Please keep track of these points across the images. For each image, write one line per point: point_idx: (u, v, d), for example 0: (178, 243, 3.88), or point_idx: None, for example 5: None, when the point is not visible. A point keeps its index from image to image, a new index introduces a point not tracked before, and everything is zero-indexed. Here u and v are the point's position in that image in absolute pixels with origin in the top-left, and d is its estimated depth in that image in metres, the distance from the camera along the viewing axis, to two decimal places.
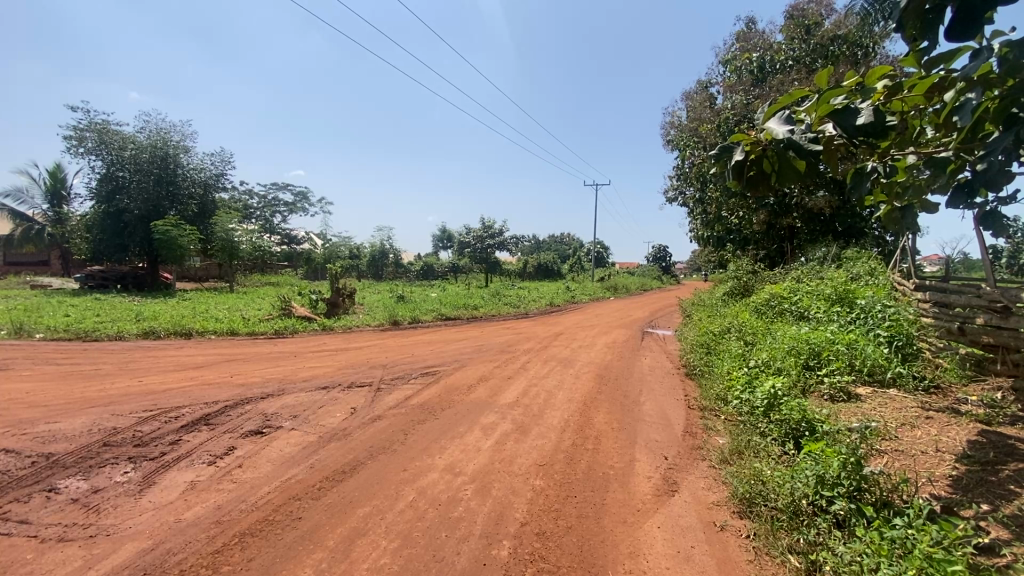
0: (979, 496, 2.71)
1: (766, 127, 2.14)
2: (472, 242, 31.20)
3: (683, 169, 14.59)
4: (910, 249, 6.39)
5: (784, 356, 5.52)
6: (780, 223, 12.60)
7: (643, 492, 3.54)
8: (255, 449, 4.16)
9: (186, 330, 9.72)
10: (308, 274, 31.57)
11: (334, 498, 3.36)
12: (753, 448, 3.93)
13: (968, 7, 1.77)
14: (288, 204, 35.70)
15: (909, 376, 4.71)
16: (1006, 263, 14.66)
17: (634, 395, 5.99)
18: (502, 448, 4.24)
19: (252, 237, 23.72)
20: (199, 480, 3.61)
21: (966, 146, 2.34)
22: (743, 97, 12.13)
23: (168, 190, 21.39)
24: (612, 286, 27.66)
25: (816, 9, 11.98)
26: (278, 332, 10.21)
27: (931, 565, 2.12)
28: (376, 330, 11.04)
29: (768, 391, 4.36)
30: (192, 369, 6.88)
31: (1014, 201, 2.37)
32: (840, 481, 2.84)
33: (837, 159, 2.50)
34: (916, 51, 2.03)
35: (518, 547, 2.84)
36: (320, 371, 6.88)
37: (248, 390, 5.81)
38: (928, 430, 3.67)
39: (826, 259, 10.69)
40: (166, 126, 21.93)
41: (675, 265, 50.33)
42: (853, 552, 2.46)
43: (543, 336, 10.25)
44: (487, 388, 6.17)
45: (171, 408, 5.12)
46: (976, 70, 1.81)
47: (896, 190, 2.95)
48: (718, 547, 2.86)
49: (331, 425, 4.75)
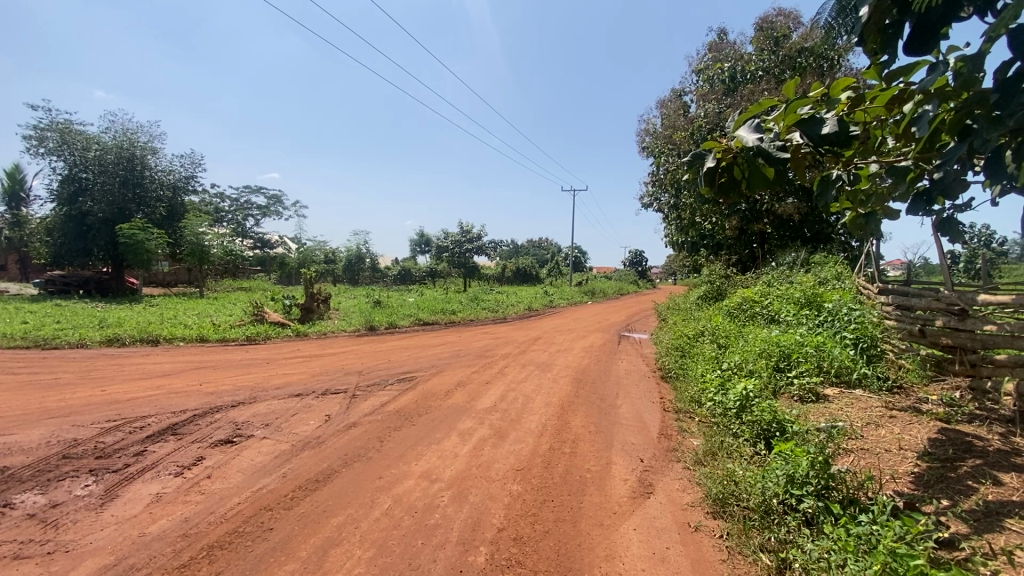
0: (940, 492, 2.81)
1: (736, 135, 2.22)
2: (450, 246, 31.07)
3: (658, 175, 14.81)
4: (873, 254, 6.60)
5: (756, 358, 5.66)
6: (752, 229, 12.95)
7: (619, 494, 3.57)
8: (225, 459, 4.05)
9: (154, 337, 9.42)
10: (281, 279, 30.85)
11: (307, 508, 3.28)
12: (725, 449, 4.01)
13: (926, 23, 1.86)
14: (262, 207, 35.01)
15: (873, 377, 4.91)
16: (966, 268, 15.36)
17: (611, 399, 6.03)
18: (480, 453, 4.23)
19: (224, 241, 23.05)
20: (164, 493, 3.49)
21: (925, 156, 2.45)
22: (715, 105, 12.39)
23: (135, 192, 20.72)
24: (589, 290, 28.00)
25: (784, 22, 12.42)
26: (249, 339, 9.96)
27: (895, 560, 2.19)
28: (351, 335, 10.91)
29: (740, 392, 4.47)
30: (159, 377, 6.67)
31: (969, 209, 2.48)
32: (808, 480, 2.94)
33: (804, 167, 2.57)
34: (877, 64, 2.12)
35: (495, 553, 2.82)
36: (293, 378, 6.73)
37: (218, 398, 5.65)
38: (892, 429, 3.81)
39: (795, 264, 11.03)
40: (133, 127, 21.37)
41: (650, 270, 51.28)
42: (821, 549, 2.52)
43: (521, 341, 10.27)
44: (464, 393, 6.14)
45: (137, 418, 4.93)
46: (934, 82, 1.89)
47: (860, 198, 3.05)
48: (692, 547, 2.90)
49: (304, 433, 4.64)
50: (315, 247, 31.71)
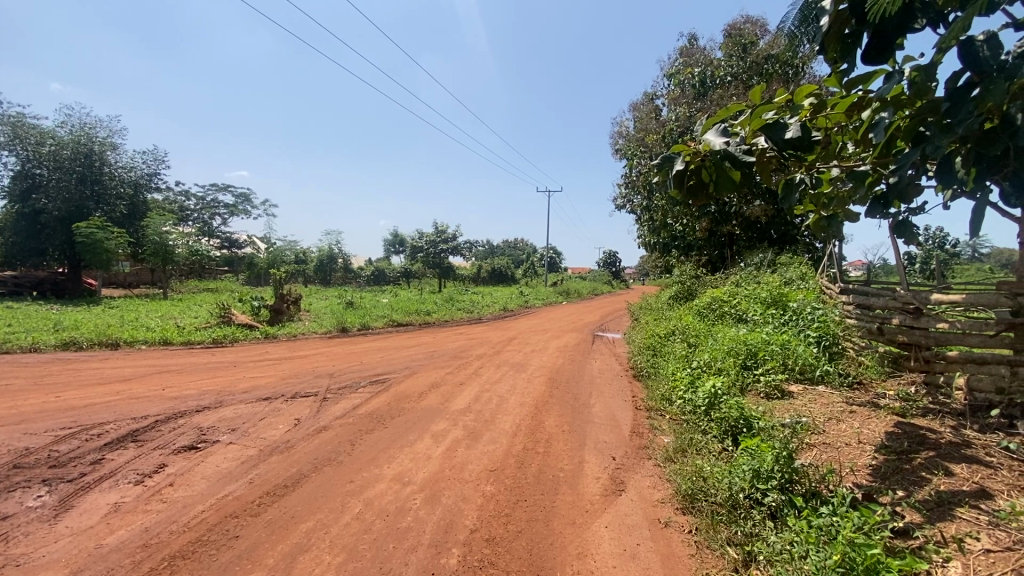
0: (896, 483, 2.93)
1: (703, 138, 2.26)
2: (425, 247, 30.72)
3: (631, 177, 15.02)
4: (835, 255, 6.84)
5: (725, 357, 5.80)
6: (721, 230, 13.27)
7: (592, 493, 3.59)
8: (188, 466, 3.92)
9: (113, 340, 9.05)
10: (249, 280, 30.01)
11: (274, 514, 3.21)
12: (695, 446, 4.10)
13: (882, 34, 1.94)
14: (229, 206, 34.02)
15: (835, 374, 5.10)
16: (921, 269, 16.05)
17: (584, 398, 6.10)
18: (453, 455, 4.20)
19: (190, 241, 22.29)
20: (124, 502, 3.35)
21: (881, 161, 2.56)
22: (686, 109, 12.66)
23: (93, 190, 19.85)
24: (563, 290, 28.23)
25: (751, 29, 12.77)
26: (216, 341, 9.67)
27: (853, 549, 2.25)
28: (323, 337, 10.72)
29: (708, 390, 4.54)
30: (118, 382, 6.41)
31: (922, 212, 2.61)
32: (773, 474, 3.01)
33: (769, 171, 2.65)
34: (838, 72, 2.20)
35: (467, 554, 2.81)
36: (261, 381, 6.56)
37: (183, 403, 5.47)
38: (851, 423, 3.96)
39: (762, 264, 11.34)
40: (91, 122, 20.51)
41: (624, 270, 51.98)
42: (784, 541, 2.60)
43: (496, 342, 10.26)
44: (438, 395, 6.09)
45: (94, 425, 4.72)
46: (889, 91, 1.97)
47: (823, 201, 3.17)
48: (662, 543, 2.95)
49: (272, 438, 4.54)
50: (286, 247, 30.98)
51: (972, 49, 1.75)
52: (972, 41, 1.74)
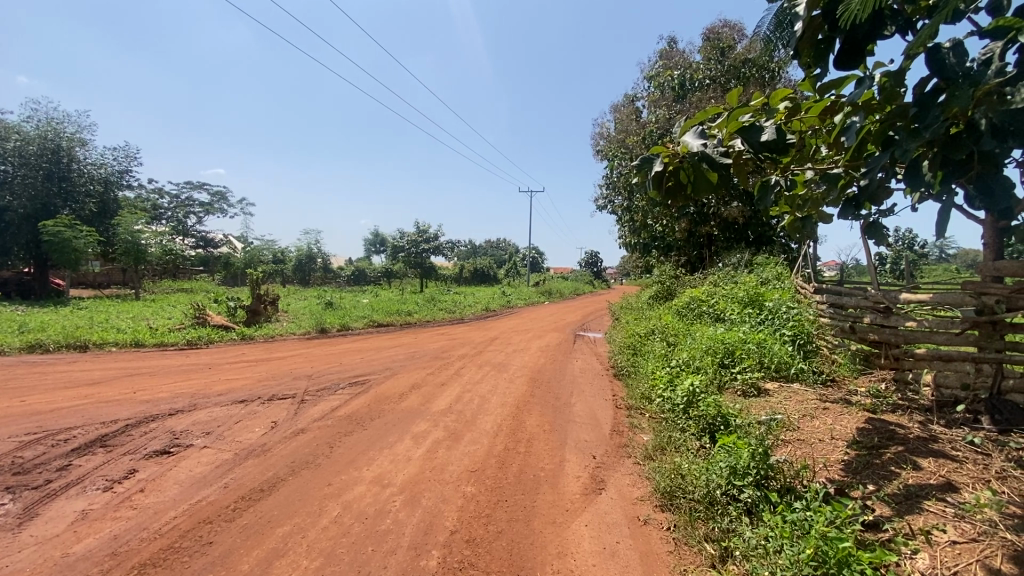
0: (866, 477, 3.01)
1: (682, 140, 2.28)
2: (406, 247, 30.37)
3: (611, 178, 15.13)
4: (809, 256, 7.00)
5: (703, 355, 5.89)
6: (700, 231, 13.47)
7: (572, 492, 3.61)
8: (160, 471, 3.81)
9: (82, 343, 8.76)
10: (225, 279, 29.35)
11: (250, 518, 3.15)
12: (673, 443, 4.16)
13: (854, 39, 1.98)
14: (204, 205, 33.26)
15: (809, 371, 5.22)
16: (891, 269, 16.53)
17: (566, 397, 6.14)
18: (433, 456, 4.18)
19: (163, 240, 21.70)
20: (92, 509, 3.24)
21: (853, 164, 2.62)
22: (666, 112, 12.84)
23: (61, 187, 19.22)
24: (546, 291, 28.32)
25: (729, 33, 13.00)
26: (190, 343, 9.44)
27: (826, 543, 2.30)
28: (301, 338, 10.57)
29: (686, 389, 4.60)
30: (87, 385, 6.20)
31: (892, 214, 2.69)
32: (749, 470, 3.07)
33: (746, 173, 2.69)
34: (811, 77, 2.25)
35: (447, 556, 2.80)
36: (237, 384, 6.43)
37: (155, 406, 5.33)
38: (824, 420, 4.06)
39: (739, 264, 11.55)
40: (59, 117, 19.88)
41: (605, 270, 52.42)
42: (759, 537, 2.65)
43: (478, 342, 10.23)
44: (419, 395, 6.06)
45: (61, 430, 4.57)
46: (861, 96, 2.02)
47: (797, 202, 3.25)
48: (642, 541, 2.98)
49: (248, 441, 4.45)
50: (264, 246, 30.41)
51: (938, 56, 1.81)
52: (939, 48, 1.80)
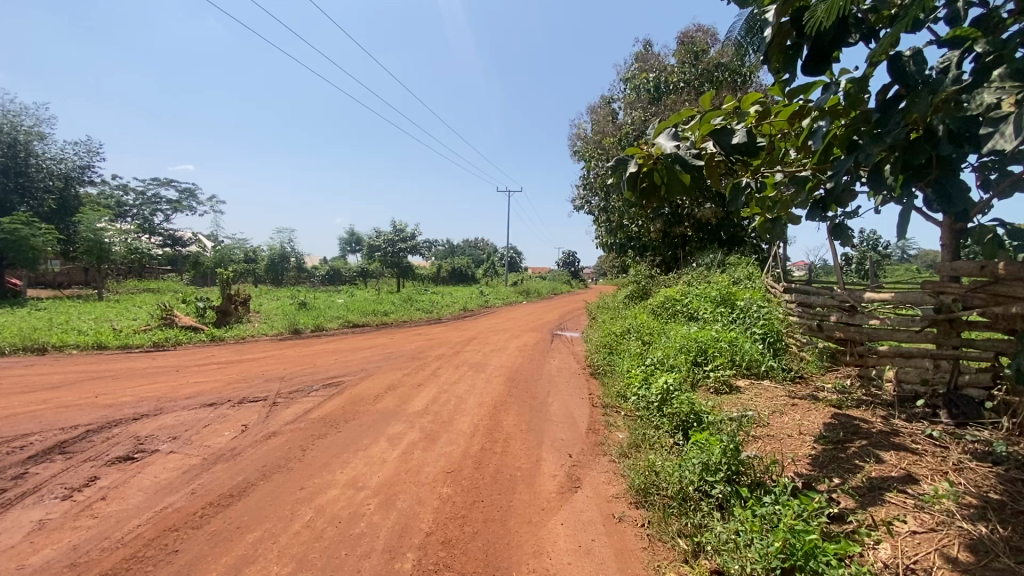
0: (832, 471, 3.11)
1: (656, 142, 2.31)
2: (382, 246, 29.66)
3: (588, 179, 15.25)
4: (779, 256, 7.16)
5: (677, 354, 6.00)
6: (674, 232, 13.69)
7: (548, 491, 3.63)
8: (123, 478, 3.68)
9: (40, 345, 8.40)
10: (194, 279, 28.48)
11: (219, 525, 3.06)
12: (648, 441, 4.22)
13: (820, 46, 2.04)
14: (172, 202, 32.24)
15: (779, 368, 5.38)
16: (857, 269, 17.01)
17: (543, 396, 6.16)
18: (409, 457, 4.15)
19: (128, 239, 20.94)
20: (49, 519, 3.10)
21: (819, 168, 2.69)
22: (641, 113, 13.02)
23: (17, 183, 18.36)
24: (523, 290, 28.40)
25: (702, 37, 13.25)
26: (157, 345, 9.14)
27: (793, 536, 2.37)
28: (273, 339, 10.35)
29: (661, 386, 4.65)
30: (45, 390, 5.93)
31: (856, 216, 2.77)
32: (720, 466, 3.13)
33: (718, 174, 2.74)
34: (780, 82, 2.30)
35: (422, 558, 2.78)
36: (206, 386, 6.24)
37: (118, 411, 5.13)
38: (793, 416, 4.17)
39: (712, 264, 11.78)
40: (15, 109, 18.99)
41: (583, 270, 52.81)
42: (730, 531, 2.71)
43: (455, 342, 10.17)
44: (394, 396, 6.00)
45: (16, 437, 4.36)
46: (827, 101, 2.08)
47: (767, 204, 3.32)
48: (616, 538, 3.01)
49: (217, 445, 4.33)
50: (235, 245, 29.65)
51: (899, 64, 1.87)
52: (900, 56, 1.86)
